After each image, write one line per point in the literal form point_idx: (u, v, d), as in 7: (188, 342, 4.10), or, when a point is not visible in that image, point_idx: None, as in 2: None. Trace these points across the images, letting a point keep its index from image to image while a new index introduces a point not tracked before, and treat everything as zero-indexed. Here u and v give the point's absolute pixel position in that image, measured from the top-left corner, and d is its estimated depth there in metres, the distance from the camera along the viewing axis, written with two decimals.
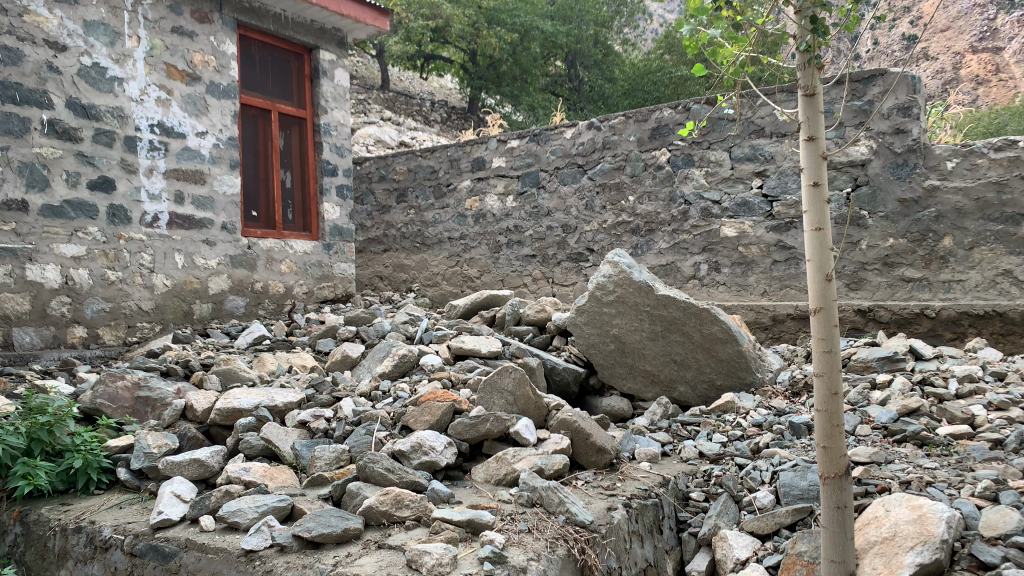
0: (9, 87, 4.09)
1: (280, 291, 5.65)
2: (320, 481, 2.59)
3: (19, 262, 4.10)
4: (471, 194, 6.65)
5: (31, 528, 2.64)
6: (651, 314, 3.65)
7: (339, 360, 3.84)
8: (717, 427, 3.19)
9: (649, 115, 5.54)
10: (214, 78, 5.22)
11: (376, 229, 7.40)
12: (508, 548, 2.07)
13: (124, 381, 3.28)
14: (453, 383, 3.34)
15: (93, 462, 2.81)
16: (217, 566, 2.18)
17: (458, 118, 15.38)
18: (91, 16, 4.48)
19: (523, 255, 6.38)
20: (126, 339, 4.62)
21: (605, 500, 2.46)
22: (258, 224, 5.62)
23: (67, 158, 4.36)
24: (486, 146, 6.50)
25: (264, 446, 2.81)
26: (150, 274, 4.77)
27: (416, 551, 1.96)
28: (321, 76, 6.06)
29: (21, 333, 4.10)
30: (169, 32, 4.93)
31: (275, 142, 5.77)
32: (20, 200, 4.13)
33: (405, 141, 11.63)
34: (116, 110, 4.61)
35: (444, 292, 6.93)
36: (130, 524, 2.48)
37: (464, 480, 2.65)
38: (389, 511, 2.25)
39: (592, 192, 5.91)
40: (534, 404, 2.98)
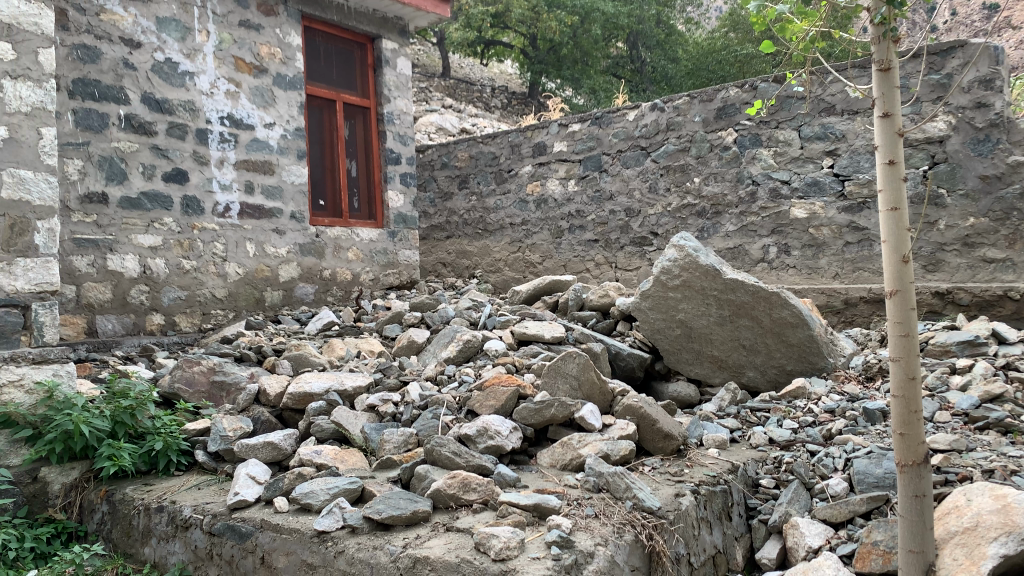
0: (88, 84, 4.25)
1: (347, 279, 5.76)
2: (389, 464, 2.64)
3: (101, 253, 4.28)
4: (533, 179, 6.64)
5: (118, 506, 2.75)
6: (718, 299, 3.59)
7: (405, 345, 3.89)
8: (788, 413, 3.12)
9: (715, 94, 5.44)
10: (281, 70, 5.32)
11: (438, 216, 7.44)
12: (575, 533, 2.07)
13: (200, 366, 3.40)
14: (518, 368, 3.35)
15: (173, 445, 2.93)
16: (292, 546, 2.26)
17: (519, 103, 15.37)
18: (164, 13, 4.62)
19: (586, 240, 6.35)
20: (201, 326, 4.77)
21: (672, 486, 2.44)
22: (325, 212, 5.74)
23: (143, 151, 4.51)
24: (547, 130, 6.48)
25: (335, 430, 2.87)
26: (223, 263, 4.91)
27: (483, 534, 1.98)
28: (384, 65, 6.11)
29: (103, 320, 4.28)
30: (237, 26, 5.04)
31: (340, 132, 5.86)
32: (101, 192, 4.29)
33: (466, 128, 11.66)
34: (188, 103, 4.74)
35: (507, 278, 6.94)
36: (209, 504, 2.57)
37: (530, 465, 2.66)
38: (457, 494, 2.28)
39: (656, 174, 5.83)
40: (599, 390, 2.97)
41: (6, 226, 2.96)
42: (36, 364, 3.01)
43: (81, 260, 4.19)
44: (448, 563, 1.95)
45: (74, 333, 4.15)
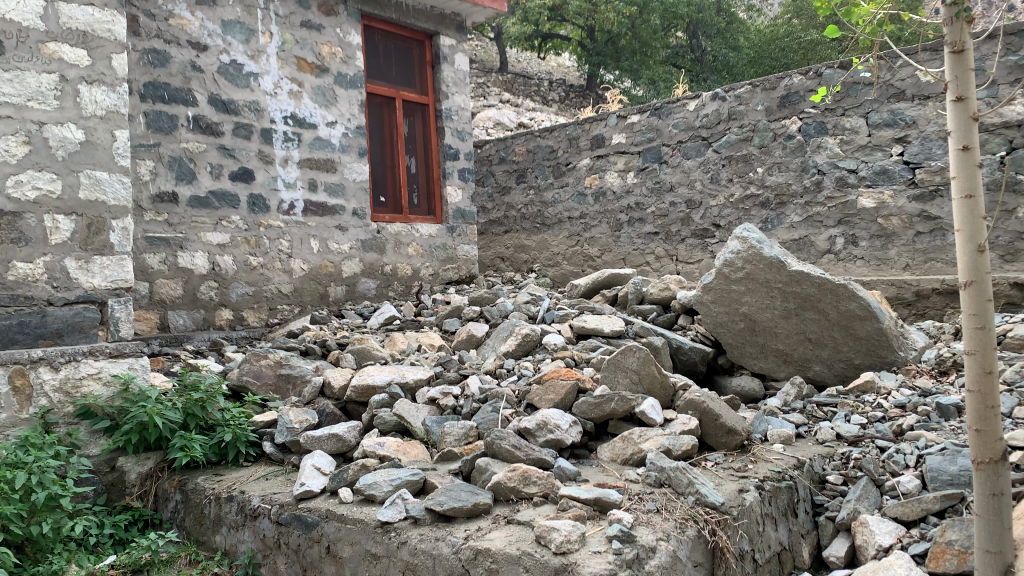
0: (158, 87, 4.40)
1: (408, 274, 5.82)
2: (450, 456, 2.67)
3: (172, 251, 4.42)
4: (592, 172, 6.60)
5: (190, 496, 2.85)
6: (783, 291, 3.51)
7: (465, 339, 3.92)
8: (856, 408, 3.03)
9: (778, 82, 5.34)
10: (342, 69, 5.41)
11: (497, 210, 7.45)
12: (637, 527, 2.06)
13: (267, 359, 3.49)
14: (577, 362, 3.34)
15: (241, 436, 3.02)
16: (357, 536, 2.30)
17: (577, 97, 15.30)
18: (229, 16, 4.74)
19: (645, 233, 6.27)
20: (268, 321, 4.90)
21: (736, 482, 2.40)
22: (386, 209, 5.82)
23: (211, 151, 4.64)
24: (606, 123, 6.43)
25: (397, 422, 2.92)
26: (289, 259, 5.02)
27: (544, 527, 1.99)
28: (443, 62, 6.15)
29: (175, 316, 4.43)
30: (299, 27, 5.13)
31: (400, 129, 5.93)
32: (171, 192, 4.44)
33: (524, 122, 11.63)
34: (253, 104, 4.86)
35: (566, 272, 6.90)
36: (277, 494, 2.64)
37: (590, 459, 2.65)
38: (518, 487, 2.28)
39: (718, 165, 5.73)
40: (660, 384, 2.94)
41: (84, 226, 3.08)
42: (113, 357, 3.12)
43: (153, 258, 4.34)
44: (509, 555, 1.97)
45: (148, 328, 4.30)
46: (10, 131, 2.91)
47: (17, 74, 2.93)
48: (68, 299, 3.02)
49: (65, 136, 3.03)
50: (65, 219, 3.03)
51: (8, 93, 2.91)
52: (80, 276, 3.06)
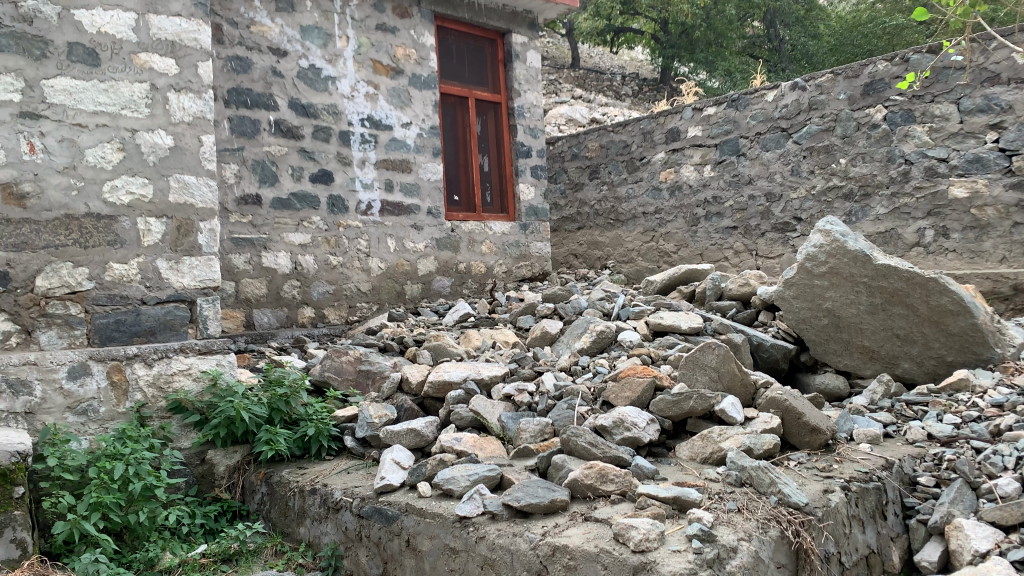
0: (241, 93, 4.56)
1: (482, 271, 5.86)
2: (526, 453, 2.68)
3: (256, 251, 4.57)
4: (667, 166, 6.49)
5: (276, 488, 2.95)
6: (869, 286, 3.39)
7: (539, 336, 3.93)
8: (949, 407, 2.90)
9: (861, 70, 5.17)
10: (416, 70, 5.47)
11: (570, 207, 7.39)
12: (717, 526, 2.02)
13: (348, 356, 3.57)
14: (654, 359, 3.30)
15: (324, 430, 3.10)
16: (436, 530, 2.34)
17: (651, 90, 15.10)
18: (307, 22, 4.87)
19: (724, 228, 6.14)
20: (348, 318, 5.02)
21: (820, 482, 2.33)
22: (460, 207, 5.87)
23: (292, 154, 4.77)
24: (681, 116, 6.34)
25: (474, 418, 2.94)
26: (367, 258, 5.12)
27: (623, 525, 1.97)
28: (515, 60, 6.17)
29: (260, 314, 4.59)
30: (374, 30, 5.23)
31: (472, 128, 5.97)
32: (255, 194, 4.59)
33: (597, 118, 11.54)
34: (331, 107, 4.98)
35: (641, 268, 6.77)
36: (358, 487, 2.71)
37: (669, 458, 2.62)
38: (595, 484, 2.27)
39: (799, 156, 5.58)
40: (740, 381, 2.88)
41: (174, 227, 3.21)
42: (202, 354, 3.25)
43: (238, 258, 4.50)
44: (587, 552, 1.96)
45: (235, 326, 4.47)
46: (106, 139, 3.05)
47: (112, 84, 3.07)
48: (160, 299, 3.16)
49: (155, 142, 3.17)
50: (157, 221, 3.16)
51: (104, 102, 3.05)
52: (171, 277, 3.20)
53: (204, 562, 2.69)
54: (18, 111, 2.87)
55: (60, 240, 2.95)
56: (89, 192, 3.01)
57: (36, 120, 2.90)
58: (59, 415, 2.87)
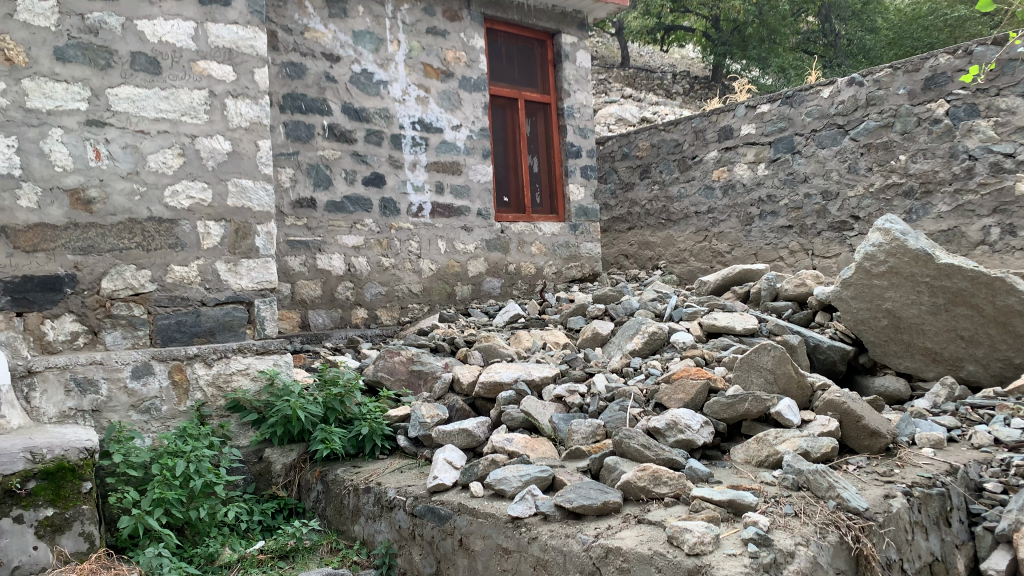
0: (296, 99, 4.65)
1: (532, 272, 5.86)
2: (578, 454, 2.67)
3: (311, 253, 4.66)
4: (719, 165, 6.40)
5: (331, 486, 3.01)
6: (931, 286, 3.30)
7: (590, 337, 3.91)
8: (1017, 412, 2.81)
9: (922, 64, 5.03)
10: (466, 73, 5.50)
11: (620, 207, 7.33)
12: (774, 531, 1.99)
13: (400, 356, 3.61)
14: (707, 360, 3.26)
15: (377, 430, 3.15)
16: (488, 530, 2.35)
17: (702, 88, 14.91)
18: (359, 27, 4.95)
19: (779, 227, 6.03)
20: (400, 319, 5.08)
21: (881, 487, 2.27)
22: (510, 209, 5.88)
23: (345, 157, 4.85)
24: (734, 113, 6.25)
25: (525, 419, 2.94)
26: (418, 260, 5.17)
27: (676, 528, 1.95)
28: (565, 60, 6.15)
29: (315, 314, 4.68)
30: (425, 33, 5.28)
31: (522, 129, 5.98)
32: (310, 198, 4.68)
33: (648, 117, 11.44)
34: (383, 111, 5.04)
35: (693, 268, 6.67)
36: (411, 487, 2.74)
37: (723, 460, 2.59)
38: (648, 487, 2.25)
39: (856, 153, 5.46)
40: (797, 383, 2.82)
41: (232, 231, 3.28)
42: (260, 354, 3.32)
43: (294, 260, 4.59)
44: (641, 554, 1.95)
45: (291, 326, 4.57)
46: (167, 145, 3.14)
47: (173, 92, 3.17)
48: (220, 300, 3.24)
49: (214, 147, 3.25)
50: (216, 225, 3.24)
51: (165, 109, 3.14)
52: (229, 278, 3.28)
53: (261, 559, 2.77)
54: (85, 119, 2.97)
55: (124, 243, 3.04)
56: (151, 197, 3.11)
57: (102, 127, 3.00)
58: (124, 413, 2.96)
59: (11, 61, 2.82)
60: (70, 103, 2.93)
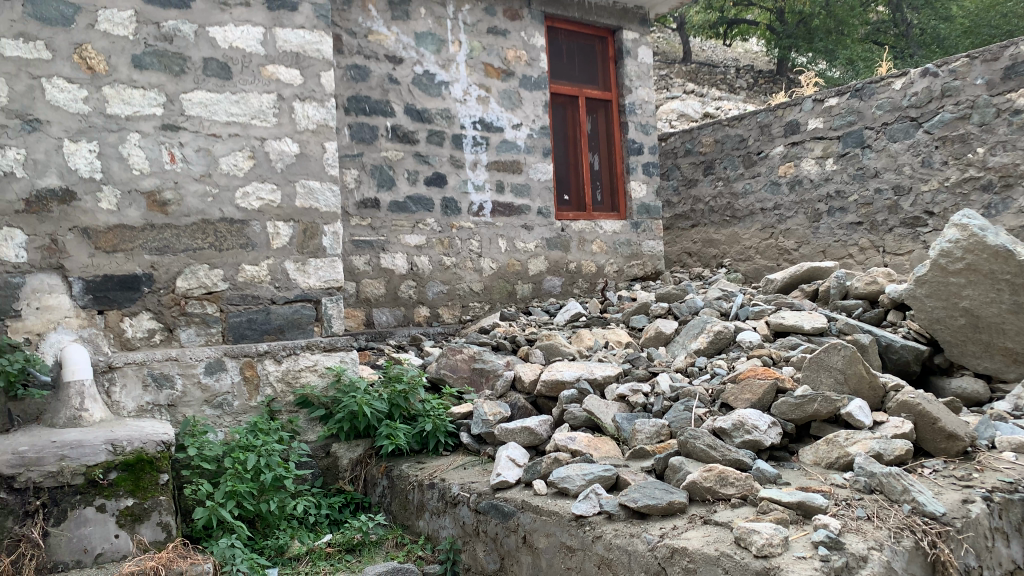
0: (360, 101, 4.73)
1: (593, 270, 5.84)
2: (642, 454, 2.65)
3: (375, 253, 4.74)
4: (786, 160, 6.27)
5: (396, 481, 3.06)
6: (1012, 284, 3.19)
7: (653, 336, 3.88)
8: None
9: (1001, 52, 4.85)
10: (526, 71, 5.51)
11: (683, 205, 7.23)
12: (846, 534, 1.94)
13: (462, 354, 3.65)
14: (775, 360, 3.20)
15: (441, 427, 3.18)
16: (552, 528, 2.36)
17: (767, 82, 14.62)
18: (421, 29, 5.01)
19: (848, 223, 5.87)
20: (461, 317, 5.12)
21: (959, 491, 2.20)
22: (570, 207, 5.87)
23: (408, 158, 4.91)
24: (801, 107, 6.12)
25: (587, 417, 2.93)
26: (479, 259, 5.20)
27: (744, 529, 1.92)
28: (626, 56, 6.11)
29: (379, 313, 4.76)
30: (486, 33, 5.31)
31: (583, 127, 5.96)
32: (374, 198, 4.76)
33: (710, 113, 11.27)
34: (445, 111, 5.09)
35: (758, 266, 6.53)
36: (475, 483, 2.76)
37: (791, 462, 2.53)
38: (714, 487, 2.22)
39: (930, 146, 5.29)
40: (868, 384, 2.74)
41: (301, 231, 3.36)
42: (327, 351, 3.39)
43: (359, 259, 4.68)
44: (707, 555, 1.93)
45: (356, 324, 4.66)
46: (238, 147, 3.23)
47: (243, 96, 3.25)
48: (288, 298, 3.33)
49: (283, 150, 3.33)
50: (284, 225, 3.32)
51: (236, 113, 3.23)
52: (297, 277, 3.35)
53: (329, 551, 2.83)
54: (161, 124, 3.08)
55: (197, 243, 3.14)
56: (223, 199, 3.20)
57: (176, 131, 3.11)
58: (198, 408, 3.06)
59: (93, 69, 2.94)
60: (147, 108, 3.05)
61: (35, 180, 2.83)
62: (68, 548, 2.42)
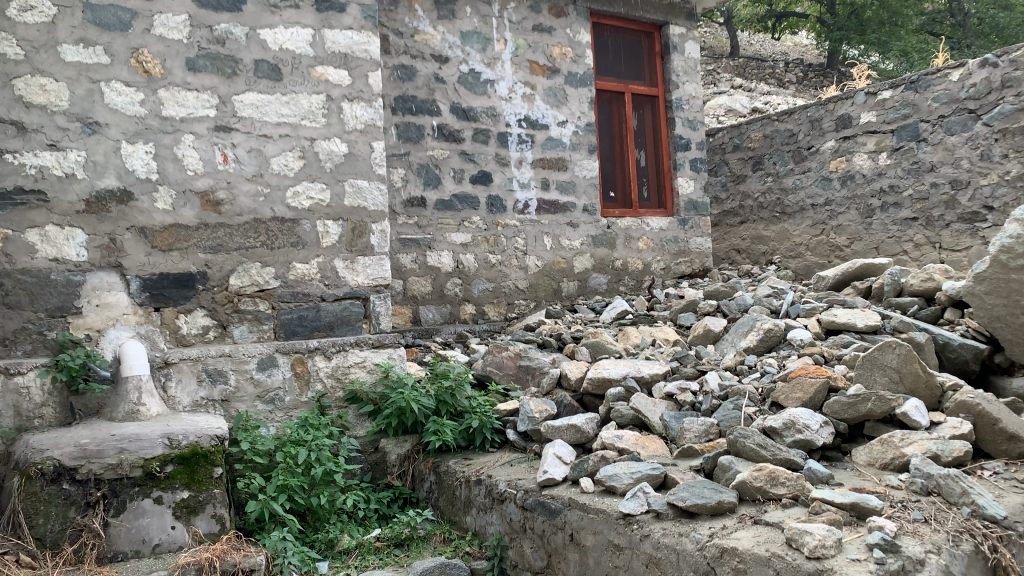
0: (407, 100, 4.77)
1: (639, 268, 5.80)
2: (690, 453, 2.62)
3: (421, 251, 4.78)
4: (837, 155, 6.15)
5: (443, 477, 3.08)
6: None
7: (701, 334, 3.84)
8: None
9: None
10: (572, 68, 5.49)
11: (731, 201, 7.13)
12: (902, 537, 1.90)
13: (508, 351, 3.66)
14: (827, 359, 3.14)
15: (487, 423, 3.19)
16: (600, 526, 2.36)
17: (817, 76, 14.35)
18: (467, 27, 5.03)
19: (902, 219, 5.73)
20: (507, 315, 5.14)
21: (1021, 495, 2.13)
22: (616, 204, 5.84)
23: (453, 156, 4.93)
24: (853, 101, 6.00)
25: (634, 416, 2.92)
26: (524, 256, 5.21)
27: (796, 530, 1.89)
28: (673, 52, 6.05)
29: (426, 310, 4.80)
30: (531, 31, 5.31)
31: (629, 123, 5.92)
32: (420, 197, 4.80)
33: (759, 108, 11.11)
34: (490, 109, 5.10)
35: (809, 263, 6.41)
36: (522, 480, 2.76)
37: (844, 462, 2.48)
38: (764, 487, 2.19)
39: (989, 139, 5.14)
40: (925, 383, 2.67)
41: (349, 230, 3.41)
42: (375, 348, 3.43)
43: (406, 257, 4.73)
44: (758, 556, 1.90)
45: (403, 321, 4.72)
46: (289, 148, 3.29)
47: (293, 97, 3.31)
48: (338, 296, 3.37)
49: (332, 149, 3.38)
50: (333, 224, 3.37)
51: (287, 114, 3.29)
52: (346, 275, 3.40)
53: (378, 545, 2.87)
54: (215, 125, 3.14)
55: (250, 242, 3.20)
56: (274, 198, 3.26)
57: (229, 132, 3.17)
58: (251, 403, 3.13)
59: (149, 73, 3.02)
60: (200, 110, 3.12)
61: (95, 181, 2.91)
62: (127, 538, 2.50)
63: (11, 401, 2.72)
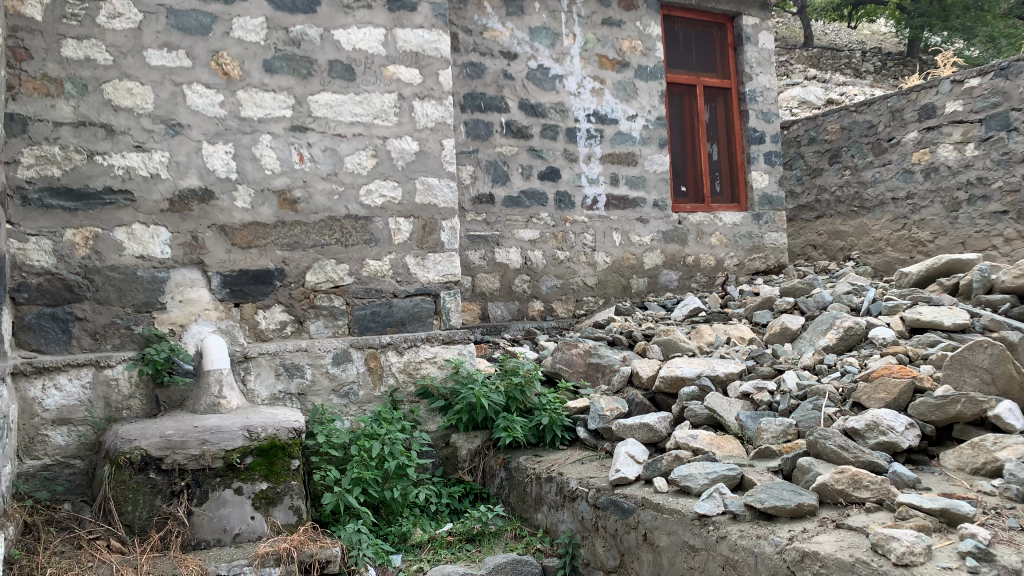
0: (476, 97, 4.80)
1: (712, 264, 5.69)
2: (768, 454, 2.56)
3: (490, 247, 4.81)
4: (920, 146, 5.92)
5: (514, 473, 3.09)
6: None
7: (778, 332, 3.75)
8: None
9: None
10: (642, 61, 5.42)
11: (807, 195, 6.94)
12: (996, 545, 1.81)
13: (578, 348, 3.64)
14: (911, 358, 3.02)
15: (557, 420, 3.17)
16: (674, 526, 2.33)
17: (896, 65, 13.85)
18: (536, 23, 5.02)
19: (991, 212, 5.48)
20: (575, 312, 5.12)
21: None
22: (687, 198, 5.74)
23: (522, 153, 4.93)
24: (938, 90, 5.76)
25: (709, 415, 2.87)
26: (593, 253, 5.17)
27: (882, 535, 1.82)
28: (746, 42, 5.91)
29: (494, 306, 4.83)
30: (600, 25, 5.27)
31: (701, 116, 5.82)
32: (488, 194, 4.82)
33: (834, 99, 10.80)
34: (559, 105, 5.08)
35: (890, 259, 6.18)
36: (593, 478, 2.75)
37: (931, 466, 2.38)
38: (847, 490, 2.12)
39: None
40: (1020, 385, 2.54)
41: (420, 227, 3.43)
42: (446, 344, 3.47)
43: (474, 254, 4.76)
44: (842, 561, 1.84)
45: (472, 317, 4.76)
46: (362, 146, 3.34)
47: (366, 96, 3.35)
48: (410, 292, 3.41)
49: (404, 148, 3.41)
50: (405, 221, 3.41)
51: (360, 113, 3.34)
52: (418, 271, 3.43)
53: (450, 540, 2.90)
54: (291, 125, 3.21)
55: (325, 239, 3.27)
56: (348, 196, 3.31)
57: (305, 132, 3.24)
58: (326, 397, 3.20)
59: (228, 75, 3.11)
60: (277, 110, 3.19)
61: (178, 181, 3.01)
62: (209, 527, 2.58)
63: (102, 392, 2.85)
